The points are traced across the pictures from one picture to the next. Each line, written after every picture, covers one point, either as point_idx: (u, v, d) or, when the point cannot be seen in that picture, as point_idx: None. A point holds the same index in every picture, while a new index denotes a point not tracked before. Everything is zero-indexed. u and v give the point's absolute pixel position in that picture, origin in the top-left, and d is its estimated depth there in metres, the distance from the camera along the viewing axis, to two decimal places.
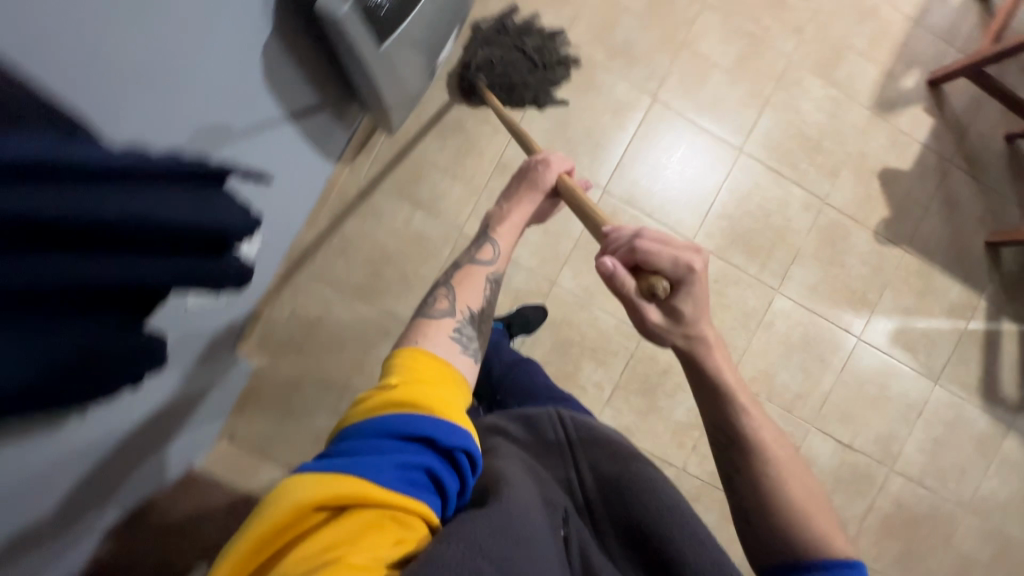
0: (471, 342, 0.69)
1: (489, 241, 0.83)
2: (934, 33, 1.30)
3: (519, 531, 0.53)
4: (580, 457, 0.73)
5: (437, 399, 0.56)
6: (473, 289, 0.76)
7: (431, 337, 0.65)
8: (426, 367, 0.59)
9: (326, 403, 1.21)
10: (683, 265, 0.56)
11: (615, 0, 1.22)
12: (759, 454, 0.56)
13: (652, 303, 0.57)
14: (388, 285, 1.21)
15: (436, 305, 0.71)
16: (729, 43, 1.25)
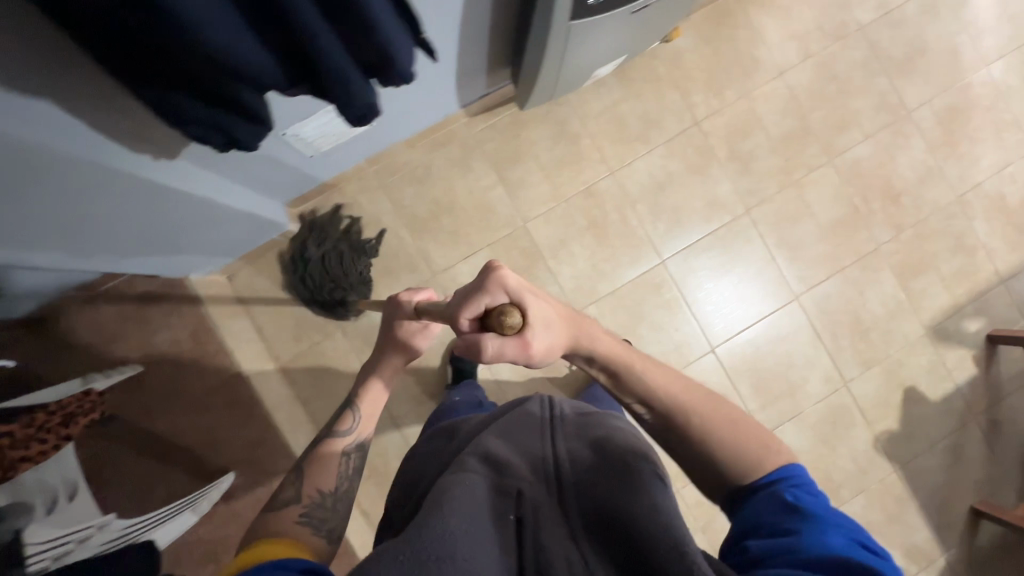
0: (325, 521, 0.63)
1: (349, 409, 0.77)
2: (1013, 299, 1.34)
3: (432, 553, 0.47)
4: (560, 436, 0.63)
5: (277, 546, 0.54)
6: (330, 464, 0.71)
7: (275, 525, 0.58)
8: (267, 545, 0.54)
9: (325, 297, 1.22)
10: (497, 284, 0.62)
11: (759, 116, 1.30)
12: (680, 416, 0.62)
13: (527, 334, 0.60)
14: (438, 231, 1.25)
15: (282, 494, 0.64)
16: (834, 204, 1.31)
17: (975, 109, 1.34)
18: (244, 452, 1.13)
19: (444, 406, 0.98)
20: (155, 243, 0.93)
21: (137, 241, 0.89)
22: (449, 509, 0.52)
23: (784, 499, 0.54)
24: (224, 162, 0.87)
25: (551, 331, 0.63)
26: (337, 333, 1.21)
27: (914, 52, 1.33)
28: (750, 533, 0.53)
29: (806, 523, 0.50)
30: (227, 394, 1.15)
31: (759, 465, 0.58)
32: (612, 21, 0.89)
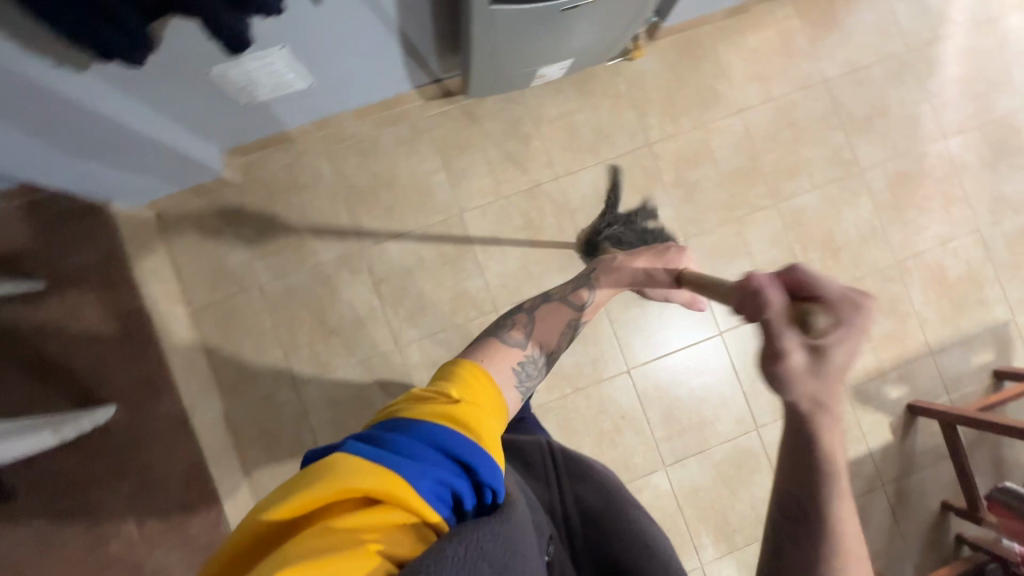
0: (527, 378, 0.72)
1: (587, 290, 0.90)
2: (939, 371, 1.32)
3: (517, 547, 0.49)
4: (566, 486, 0.76)
5: (479, 422, 0.56)
6: (548, 332, 0.81)
7: (495, 353, 0.72)
8: (483, 394, 0.61)
9: (249, 249, 1.23)
10: (849, 299, 0.47)
11: (710, 148, 1.31)
12: (828, 546, 0.49)
13: (798, 337, 0.46)
14: (374, 204, 1.25)
15: (511, 335, 0.77)
16: (773, 246, 1.30)
17: (926, 178, 1.35)
18: (129, 389, 1.11)
19: None
20: (83, 154, 0.94)
21: (67, 154, 0.92)
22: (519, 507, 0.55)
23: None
24: (147, 82, 0.88)
25: (820, 384, 0.45)
26: (253, 290, 1.22)
27: (874, 112, 1.35)
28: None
29: None
30: (124, 326, 1.13)
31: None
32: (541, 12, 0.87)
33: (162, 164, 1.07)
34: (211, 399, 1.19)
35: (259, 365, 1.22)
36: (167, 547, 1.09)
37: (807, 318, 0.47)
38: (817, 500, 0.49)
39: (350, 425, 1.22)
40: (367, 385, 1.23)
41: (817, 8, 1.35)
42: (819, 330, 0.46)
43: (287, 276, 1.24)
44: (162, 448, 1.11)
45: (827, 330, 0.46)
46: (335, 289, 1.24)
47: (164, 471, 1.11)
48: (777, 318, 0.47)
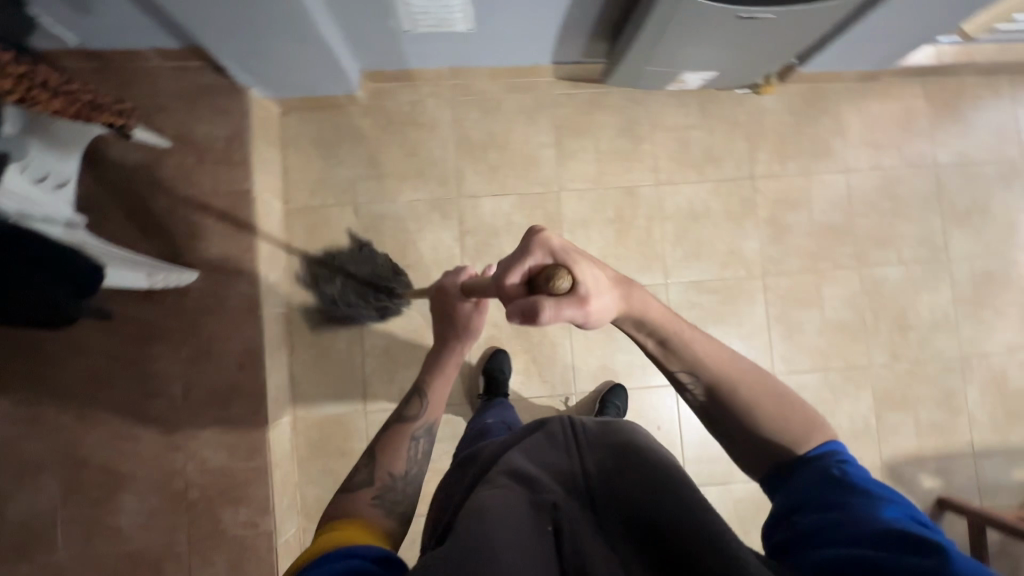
0: (394, 499, 0.72)
1: (416, 396, 0.86)
2: (977, 475, 1.31)
3: (482, 555, 0.46)
4: (586, 451, 0.59)
5: (353, 533, 0.60)
6: (396, 449, 0.80)
7: (356, 506, 0.68)
8: (342, 526, 0.62)
9: (355, 170, 1.27)
10: (537, 247, 0.62)
11: (809, 198, 1.33)
12: (730, 393, 0.60)
13: (579, 302, 0.58)
14: (481, 160, 1.30)
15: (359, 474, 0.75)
16: (845, 307, 1.32)
17: (1009, 285, 1.36)
18: (215, 262, 1.14)
19: (477, 429, 0.96)
20: (253, 38, 0.98)
21: (239, 34, 0.96)
22: (489, 515, 0.51)
23: (831, 470, 0.55)
24: None
25: (607, 293, 0.60)
26: (348, 207, 1.27)
27: (974, 209, 1.37)
28: (793, 509, 0.54)
29: (856, 497, 0.51)
30: (229, 203, 1.15)
31: (807, 439, 0.58)
32: (719, 14, 0.88)
33: (311, 68, 1.11)
34: (280, 295, 1.22)
35: (331, 278, 1.26)
36: (205, 419, 1.11)
37: (556, 283, 0.59)
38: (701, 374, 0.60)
39: (399, 358, 1.25)
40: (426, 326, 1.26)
41: (945, 97, 1.38)
42: (564, 277, 0.59)
43: (382, 203, 1.28)
44: (227, 327, 1.13)
45: (568, 279, 0.59)
46: (422, 227, 1.28)
47: (224, 348, 1.13)
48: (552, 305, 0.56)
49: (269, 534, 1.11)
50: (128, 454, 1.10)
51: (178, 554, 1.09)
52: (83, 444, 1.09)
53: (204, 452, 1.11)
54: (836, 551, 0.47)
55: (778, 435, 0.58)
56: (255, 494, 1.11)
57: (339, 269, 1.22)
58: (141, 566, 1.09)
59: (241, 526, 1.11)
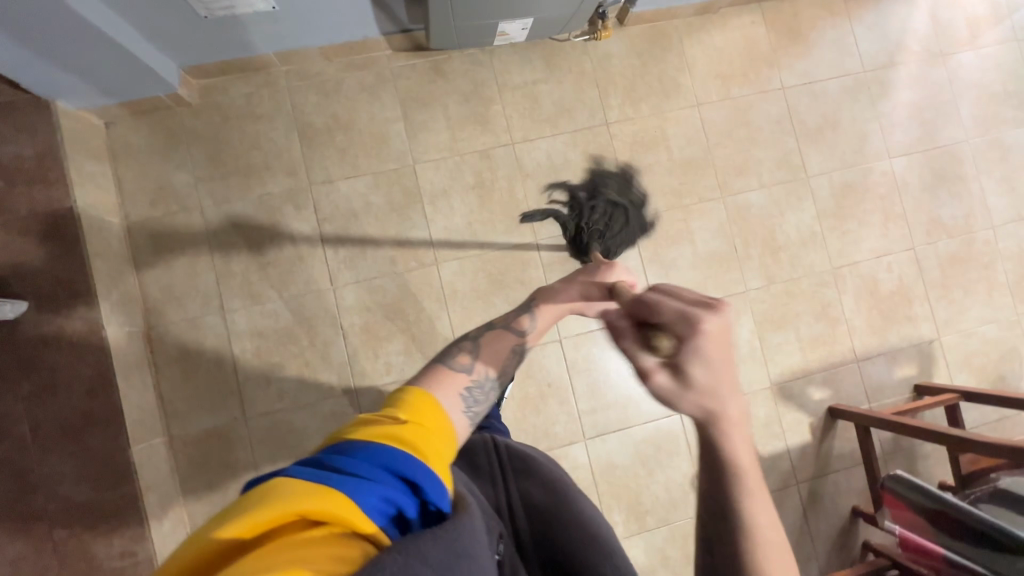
0: (475, 404, 0.64)
1: (527, 316, 0.83)
2: (863, 379, 1.35)
3: (463, 547, 0.43)
4: (512, 483, 0.74)
5: (435, 452, 0.50)
6: (495, 358, 0.75)
7: (439, 386, 0.62)
8: (430, 410, 0.54)
9: (196, 171, 1.22)
10: (687, 315, 0.43)
11: (666, 136, 1.34)
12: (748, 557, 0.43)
13: (648, 365, 0.45)
14: (329, 144, 1.26)
15: (456, 359, 0.70)
16: (715, 238, 1.34)
17: (868, 193, 1.40)
18: (45, 288, 1.07)
19: None
20: (24, 43, 0.92)
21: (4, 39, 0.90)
22: (477, 509, 0.49)
23: None
24: None
25: (695, 394, 0.43)
26: (195, 212, 1.22)
27: (826, 124, 1.40)
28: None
29: None
30: (51, 224, 1.08)
31: None
32: None
33: (113, 68, 1.05)
34: (132, 314, 1.16)
35: (188, 288, 1.20)
36: (61, 454, 1.05)
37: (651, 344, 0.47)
38: (734, 526, 0.44)
39: (273, 358, 1.21)
40: (295, 321, 1.22)
41: (782, 20, 1.40)
42: (666, 347, 0.45)
43: (231, 203, 1.23)
44: (70, 354, 1.07)
45: (668, 349, 0.45)
46: (276, 221, 1.23)
47: (69, 377, 1.06)
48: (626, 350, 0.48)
49: (150, 560, 1.06)
50: None
51: None
52: None
53: (63, 489, 1.04)
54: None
55: None
56: (127, 522, 1.06)
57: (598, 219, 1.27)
58: None
59: (117, 558, 1.05)
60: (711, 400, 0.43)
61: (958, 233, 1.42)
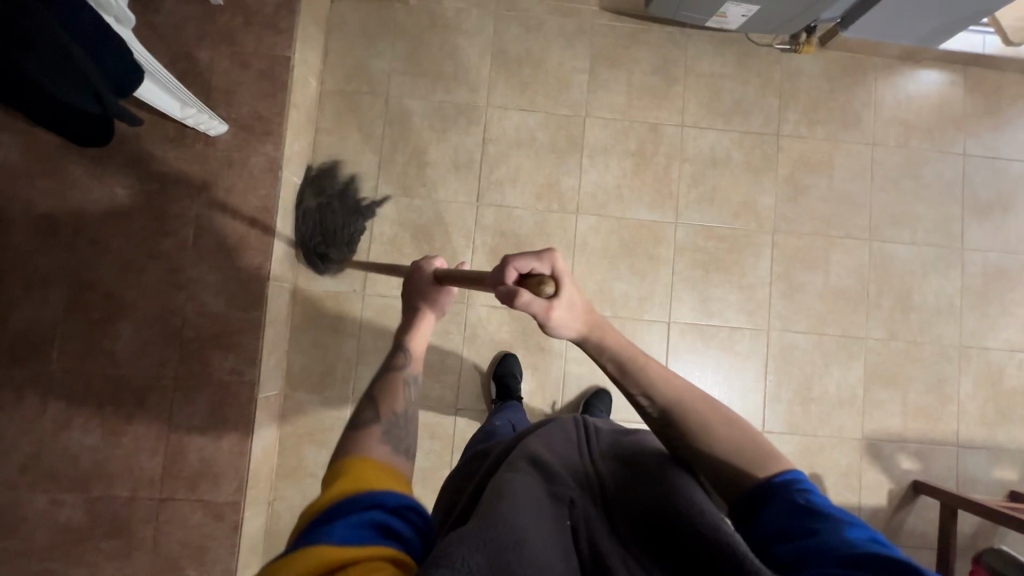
0: (406, 439, 0.61)
1: (400, 348, 0.74)
2: (958, 465, 1.29)
3: (507, 541, 0.42)
4: (602, 451, 0.57)
5: (373, 470, 0.53)
6: (388, 389, 0.67)
7: (361, 445, 0.57)
8: (358, 458, 0.54)
9: (393, 63, 1.31)
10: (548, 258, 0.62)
11: (833, 163, 1.33)
12: (682, 422, 0.54)
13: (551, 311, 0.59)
14: (515, 74, 1.32)
15: (360, 414, 0.62)
16: (850, 276, 1.31)
17: (1022, 284, 1.34)
18: (245, 118, 1.17)
19: (484, 429, 0.97)
20: None
21: None
22: (518, 496, 0.48)
23: (797, 499, 0.46)
24: None
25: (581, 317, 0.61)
26: (379, 97, 1.30)
27: (998, 203, 1.36)
28: (772, 540, 0.45)
29: (827, 522, 0.43)
30: (267, 65, 1.18)
31: (763, 467, 0.50)
32: None
33: None
34: (300, 167, 1.25)
35: (352, 162, 1.29)
36: (211, 264, 1.15)
37: (540, 290, 0.60)
38: (668, 412, 0.55)
39: (405, 248, 1.28)
40: (434, 223, 1.28)
41: (984, 89, 1.37)
42: (550, 286, 0.60)
43: (412, 99, 1.31)
44: (247, 181, 1.16)
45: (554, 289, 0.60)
46: (446, 129, 1.30)
47: (240, 201, 1.16)
48: (528, 299, 0.60)
49: (252, 384, 1.14)
50: (132, 285, 1.13)
51: (162, 389, 1.12)
52: (92, 268, 1.12)
53: (204, 297, 1.14)
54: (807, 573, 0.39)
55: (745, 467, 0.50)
56: (247, 344, 1.14)
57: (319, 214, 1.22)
58: (126, 392, 1.12)
59: (227, 372, 1.13)
60: (585, 313, 0.62)
61: None
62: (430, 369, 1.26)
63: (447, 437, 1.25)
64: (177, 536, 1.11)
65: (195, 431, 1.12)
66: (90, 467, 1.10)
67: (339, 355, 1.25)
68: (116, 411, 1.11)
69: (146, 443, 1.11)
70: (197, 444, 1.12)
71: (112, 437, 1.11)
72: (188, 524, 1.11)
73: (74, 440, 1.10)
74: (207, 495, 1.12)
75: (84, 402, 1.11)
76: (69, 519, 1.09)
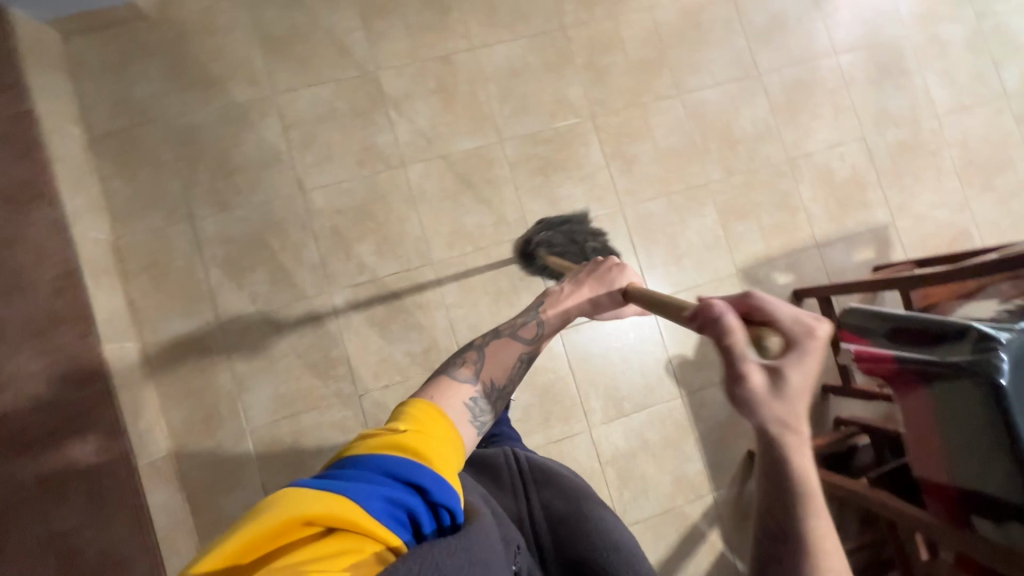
0: (483, 414, 0.66)
1: (535, 320, 0.81)
2: (824, 263, 1.40)
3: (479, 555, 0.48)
4: (533, 495, 0.71)
5: (439, 445, 0.56)
6: (502, 362, 0.74)
7: (444, 395, 0.64)
8: (434, 421, 0.58)
9: (157, 83, 1.22)
10: (802, 326, 0.43)
11: (622, 37, 1.38)
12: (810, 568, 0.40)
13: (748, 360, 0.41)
14: (290, 54, 1.27)
15: (460, 368, 0.70)
16: (674, 133, 1.38)
17: (819, 88, 1.46)
18: (7, 189, 1.06)
19: None
20: None
21: None
22: (487, 518, 0.54)
23: None
24: None
25: (790, 405, 0.40)
26: (157, 121, 1.22)
27: (774, 25, 1.46)
28: None
29: None
30: (9, 126, 1.07)
31: None
32: None
33: None
34: (97, 221, 1.15)
35: (155, 198, 1.20)
36: (28, 352, 1.04)
37: (756, 342, 0.44)
38: (797, 549, 0.40)
39: (245, 263, 1.21)
40: (265, 227, 1.23)
41: None
42: (770, 346, 0.43)
43: (193, 113, 1.23)
44: (34, 253, 1.06)
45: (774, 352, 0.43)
46: (241, 129, 1.24)
47: (34, 275, 1.05)
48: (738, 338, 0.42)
49: (127, 456, 1.06)
50: None
51: (23, 501, 1.00)
52: None
53: (33, 388, 1.03)
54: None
55: None
56: (102, 418, 1.06)
57: (569, 238, 1.21)
58: None
59: (92, 454, 1.05)
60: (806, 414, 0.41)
61: (904, 122, 1.48)
62: (317, 370, 1.21)
63: (360, 427, 1.21)
64: None
65: (80, 527, 1.02)
66: None
67: (219, 393, 1.18)
68: None
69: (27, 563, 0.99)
70: (90, 539, 1.02)
71: None
72: None
73: None
74: None
75: None
76: None
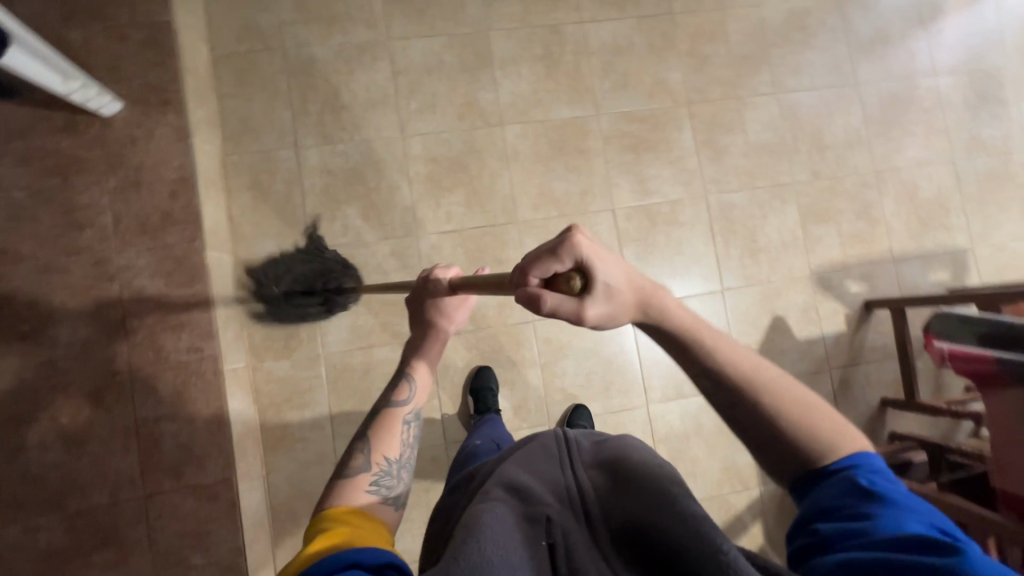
0: (391, 488, 0.68)
1: (406, 377, 0.79)
2: (898, 278, 1.40)
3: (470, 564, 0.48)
4: (580, 464, 0.59)
5: (361, 535, 0.55)
6: (391, 435, 0.73)
7: (347, 496, 0.63)
8: (346, 520, 0.58)
9: (283, 15, 1.28)
10: (571, 254, 0.47)
11: (727, 30, 1.40)
12: (755, 394, 0.52)
13: (586, 309, 0.48)
14: (409, 4, 1.31)
15: (352, 463, 0.68)
16: (766, 130, 1.39)
17: (913, 106, 1.46)
18: (140, 92, 1.12)
19: (465, 452, 0.98)
20: None
21: None
22: (483, 527, 0.52)
23: (854, 500, 0.47)
24: None
25: (626, 296, 0.50)
26: (278, 51, 1.27)
27: (878, 38, 1.46)
28: (813, 516, 0.49)
29: (879, 507, 0.46)
30: (149, 33, 1.12)
31: (825, 454, 0.51)
32: None
33: None
34: (211, 137, 1.21)
35: (266, 123, 1.26)
36: (140, 248, 1.09)
37: (570, 286, 0.48)
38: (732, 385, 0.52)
39: (340, 196, 1.26)
40: (364, 164, 1.27)
41: None
42: (578, 280, 0.48)
43: (311, 48, 1.28)
44: (156, 155, 1.11)
45: (586, 284, 0.48)
46: (354, 69, 1.29)
47: (154, 176, 1.11)
48: (555, 304, 0.48)
49: (216, 357, 1.10)
50: (59, 284, 1.06)
51: (119, 385, 1.07)
52: (9, 277, 1.04)
53: (141, 281, 1.09)
54: (849, 556, 0.43)
55: (809, 448, 0.51)
56: (198, 319, 1.10)
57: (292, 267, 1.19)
58: (80, 397, 1.05)
59: (184, 351, 1.09)
60: (625, 293, 0.50)
61: (996, 151, 1.48)
62: (394, 307, 1.25)
63: None
64: (172, 528, 1.06)
65: (165, 418, 1.07)
66: (58, 484, 1.03)
67: None
68: (74, 420, 1.04)
69: (116, 442, 1.06)
70: (172, 431, 1.07)
71: (77, 448, 1.04)
72: (181, 512, 1.06)
73: (33, 459, 1.03)
74: (193, 480, 1.07)
75: (35, 421, 1.03)
76: (49, 543, 1.02)
